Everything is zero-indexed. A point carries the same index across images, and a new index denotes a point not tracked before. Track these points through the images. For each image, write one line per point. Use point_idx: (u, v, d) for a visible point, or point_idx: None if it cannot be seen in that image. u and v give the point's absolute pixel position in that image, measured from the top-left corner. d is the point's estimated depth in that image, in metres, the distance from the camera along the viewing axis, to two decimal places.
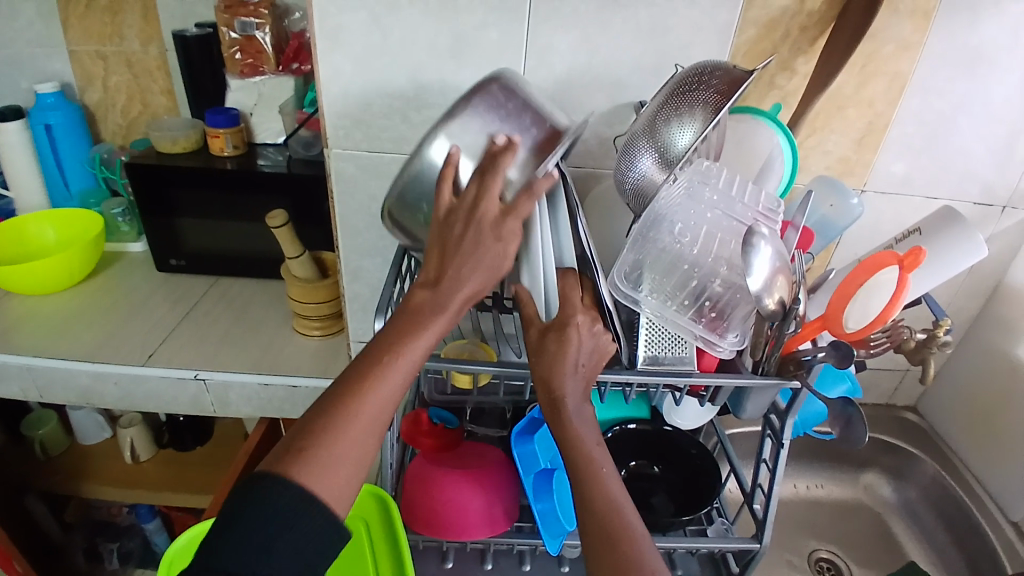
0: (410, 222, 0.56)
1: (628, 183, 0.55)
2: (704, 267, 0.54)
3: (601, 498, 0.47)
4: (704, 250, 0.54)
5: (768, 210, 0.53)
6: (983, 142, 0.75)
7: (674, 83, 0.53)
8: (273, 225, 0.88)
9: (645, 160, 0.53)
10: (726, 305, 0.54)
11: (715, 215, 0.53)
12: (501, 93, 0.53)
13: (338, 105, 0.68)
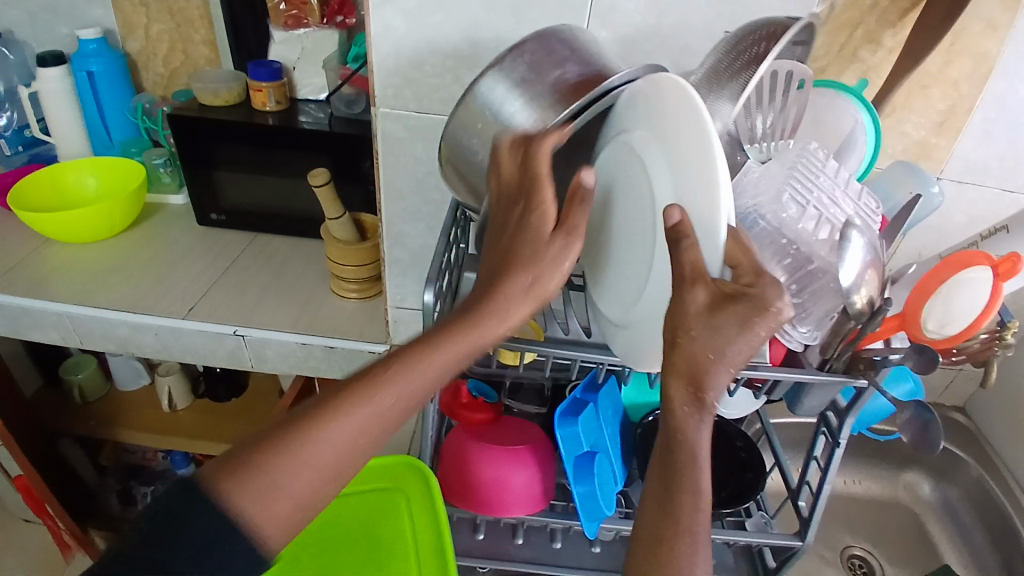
0: (464, 171, 0.54)
1: None
2: (805, 245, 0.45)
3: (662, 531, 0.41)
4: (809, 228, 0.45)
5: (868, 210, 0.48)
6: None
7: (727, 42, 0.51)
8: (315, 184, 0.86)
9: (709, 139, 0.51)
10: (811, 292, 0.46)
11: (818, 196, 0.46)
12: (570, 37, 0.51)
13: (388, 64, 0.65)
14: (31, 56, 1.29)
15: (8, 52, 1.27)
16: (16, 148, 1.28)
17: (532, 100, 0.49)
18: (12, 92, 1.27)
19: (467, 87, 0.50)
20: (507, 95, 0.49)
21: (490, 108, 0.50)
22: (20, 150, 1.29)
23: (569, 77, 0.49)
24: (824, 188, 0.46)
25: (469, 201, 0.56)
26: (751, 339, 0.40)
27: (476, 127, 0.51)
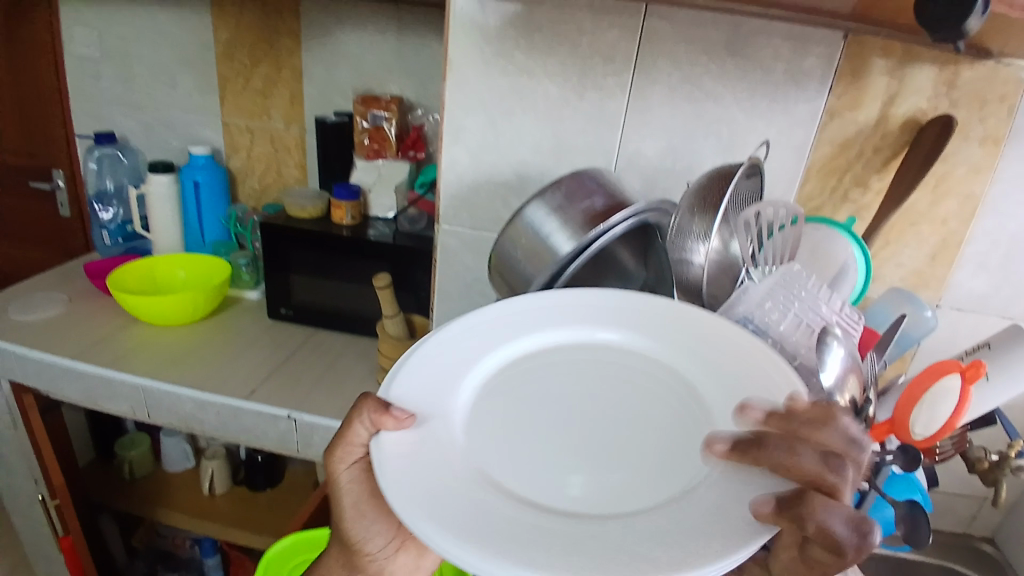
0: (510, 276, 0.64)
1: (687, 272, 0.62)
2: (791, 344, 0.54)
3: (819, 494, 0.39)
4: (789, 330, 0.54)
5: (848, 318, 0.58)
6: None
7: (708, 177, 0.63)
8: (379, 286, 0.99)
9: (700, 248, 0.60)
10: None
11: (800, 305, 0.55)
12: (599, 175, 0.64)
13: (451, 191, 0.80)
14: (141, 161, 1.58)
15: (125, 157, 1.57)
16: (116, 240, 1.55)
17: (568, 222, 0.60)
18: (121, 191, 1.56)
19: (515, 213, 0.63)
20: (547, 217, 0.61)
21: (531, 227, 0.62)
22: (119, 242, 1.56)
23: (593, 199, 0.61)
24: (807, 300, 0.56)
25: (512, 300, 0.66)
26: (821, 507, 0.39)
27: (519, 241, 0.62)
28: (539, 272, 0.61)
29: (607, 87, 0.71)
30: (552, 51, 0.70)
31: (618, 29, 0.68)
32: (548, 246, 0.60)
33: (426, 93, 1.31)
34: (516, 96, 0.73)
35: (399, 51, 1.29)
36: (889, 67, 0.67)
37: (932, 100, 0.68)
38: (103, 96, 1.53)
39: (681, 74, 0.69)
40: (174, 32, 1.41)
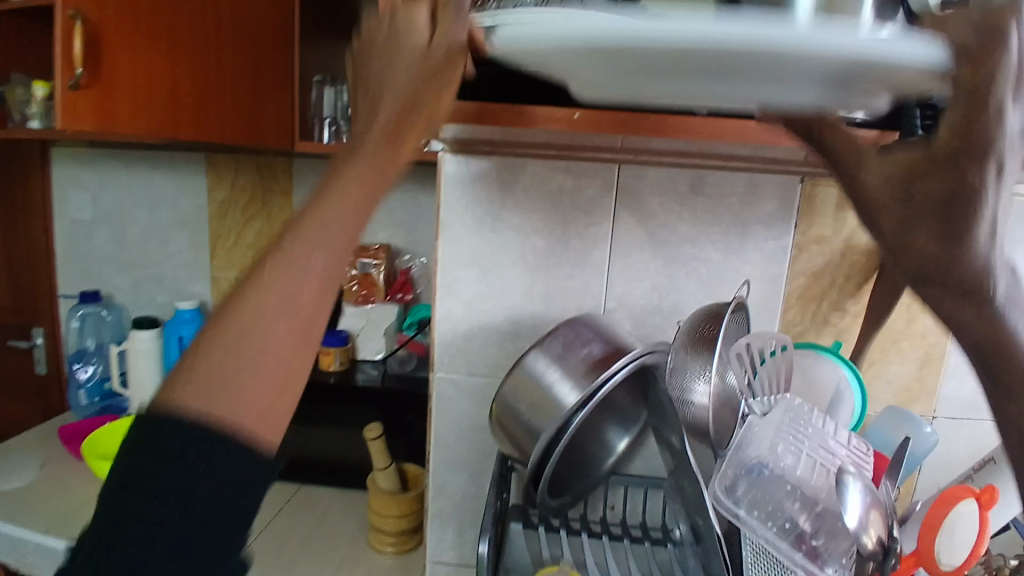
0: (512, 427, 0.64)
1: (689, 411, 0.62)
2: (809, 485, 0.53)
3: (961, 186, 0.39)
4: (805, 473, 0.54)
5: (859, 454, 0.57)
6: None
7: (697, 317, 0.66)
8: (369, 436, 0.99)
9: (700, 387, 0.62)
10: (825, 529, 0.53)
11: (810, 445, 0.56)
12: (593, 323, 0.66)
13: (445, 339, 0.81)
14: (127, 317, 1.58)
15: (109, 313, 1.57)
16: (92, 399, 1.50)
17: (567, 372, 0.61)
18: (102, 348, 1.54)
19: (517, 361, 0.64)
20: (549, 367, 0.62)
21: (535, 377, 0.63)
22: (95, 400, 1.50)
23: (589, 343, 0.63)
24: (816, 439, 0.56)
25: (513, 452, 0.65)
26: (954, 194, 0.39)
27: (523, 392, 0.63)
28: (544, 423, 0.60)
29: (589, 237, 0.77)
30: (536, 208, 0.76)
31: (594, 187, 0.75)
32: (553, 394, 0.61)
33: (414, 239, 1.37)
34: (505, 248, 0.77)
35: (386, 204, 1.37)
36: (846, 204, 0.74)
37: None
38: (91, 256, 1.56)
39: (655, 221, 0.75)
40: (171, 195, 1.48)
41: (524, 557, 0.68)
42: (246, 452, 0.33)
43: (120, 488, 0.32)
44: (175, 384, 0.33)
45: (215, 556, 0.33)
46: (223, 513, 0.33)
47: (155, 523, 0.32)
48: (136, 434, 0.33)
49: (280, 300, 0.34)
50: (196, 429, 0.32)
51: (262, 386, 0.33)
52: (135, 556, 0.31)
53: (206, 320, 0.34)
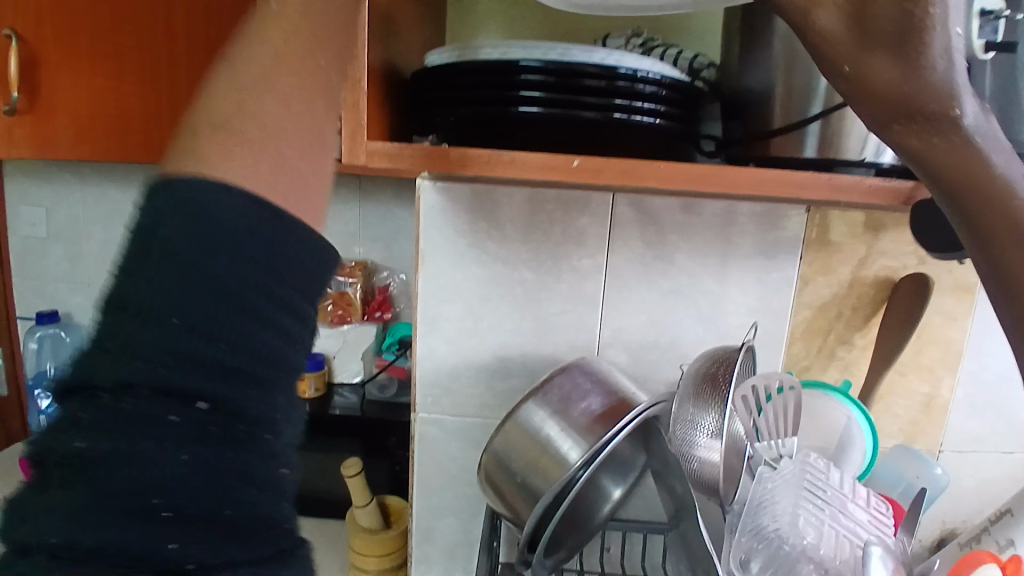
0: (503, 485, 0.58)
1: (693, 463, 0.57)
2: (830, 563, 0.53)
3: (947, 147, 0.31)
4: (829, 552, 0.54)
5: (880, 521, 0.56)
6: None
7: (704, 362, 0.61)
8: (348, 474, 0.92)
9: (705, 439, 0.56)
10: None
11: (830, 515, 0.55)
12: (590, 372, 0.61)
13: (430, 378, 0.75)
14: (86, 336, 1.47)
15: (68, 332, 1.46)
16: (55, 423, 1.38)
17: (567, 427, 0.56)
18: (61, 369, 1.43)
19: (509, 412, 0.59)
20: (546, 421, 0.57)
21: (530, 430, 0.57)
22: None
23: (585, 394, 0.59)
24: (835, 508, 0.56)
25: (505, 510, 0.59)
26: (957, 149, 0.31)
27: (518, 446, 0.57)
28: (543, 483, 0.55)
29: (583, 269, 0.72)
30: (525, 239, 0.71)
31: (587, 217, 0.70)
32: (550, 454, 0.55)
33: (393, 255, 1.31)
34: (494, 283, 0.72)
35: (362, 220, 1.30)
36: (854, 233, 0.70)
37: (899, 259, 0.70)
38: (46, 275, 1.46)
39: (654, 251, 0.71)
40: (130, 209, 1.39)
41: None
42: (298, 228, 0.27)
43: (136, 277, 0.25)
44: (187, 158, 0.26)
45: (271, 355, 0.27)
46: (274, 307, 0.27)
47: (188, 321, 0.25)
48: (149, 210, 0.26)
49: (288, 69, 0.29)
50: (243, 193, 0.26)
51: (286, 169, 0.28)
52: (172, 370, 0.25)
53: (202, 94, 0.28)
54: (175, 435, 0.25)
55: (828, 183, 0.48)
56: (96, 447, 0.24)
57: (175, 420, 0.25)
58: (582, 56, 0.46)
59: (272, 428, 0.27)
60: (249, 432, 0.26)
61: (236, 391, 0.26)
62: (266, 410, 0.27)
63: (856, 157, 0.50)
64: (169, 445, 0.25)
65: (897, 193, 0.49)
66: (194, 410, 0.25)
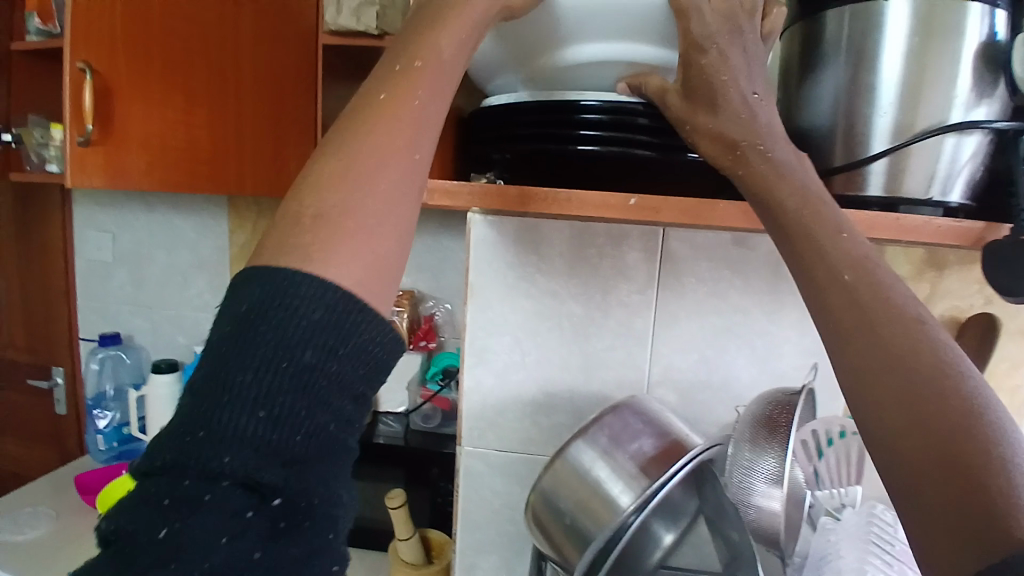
0: (550, 526, 0.57)
1: (749, 511, 0.55)
2: None
3: (841, 259, 0.37)
4: None
5: None
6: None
7: (760, 404, 0.59)
8: (391, 505, 0.92)
9: (763, 486, 0.54)
10: None
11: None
12: (639, 412, 0.60)
13: (476, 411, 0.75)
14: (145, 357, 1.54)
15: (129, 354, 1.54)
16: (110, 443, 1.43)
17: (617, 470, 0.55)
18: (120, 390, 1.50)
19: (558, 451, 0.58)
20: (595, 461, 0.56)
21: (581, 471, 0.56)
22: (113, 444, 1.44)
23: (634, 434, 0.58)
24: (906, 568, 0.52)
25: (551, 552, 0.58)
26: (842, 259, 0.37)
27: (568, 486, 0.56)
28: (594, 527, 0.53)
29: (632, 304, 0.71)
30: (574, 273, 0.71)
31: (637, 251, 0.70)
32: (601, 496, 0.54)
33: (438, 285, 1.33)
34: (542, 316, 0.72)
35: (410, 249, 1.33)
36: (918, 271, 0.67)
37: (968, 299, 0.67)
38: (113, 298, 1.55)
39: (706, 287, 0.69)
40: (192, 238, 1.46)
41: None
42: (379, 323, 0.31)
43: (232, 367, 0.28)
44: (288, 236, 0.31)
45: (337, 445, 0.31)
46: (349, 398, 0.30)
47: (274, 416, 0.28)
48: (243, 300, 0.29)
49: (392, 168, 0.33)
50: (327, 294, 0.30)
51: (384, 257, 0.32)
52: (251, 460, 0.28)
53: (308, 179, 0.33)
54: (250, 526, 0.28)
55: (898, 223, 0.48)
56: (179, 537, 0.27)
57: (251, 513, 0.29)
58: (635, 98, 0.47)
59: (331, 516, 0.31)
60: (312, 520, 0.30)
61: (302, 480, 0.29)
62: (329, 496, 0.31)
63: (923, 196, 0.48)
64: (242, 530, 0.28)
65: (967, 235, 0.47)
66: (266, 504, 0.29)
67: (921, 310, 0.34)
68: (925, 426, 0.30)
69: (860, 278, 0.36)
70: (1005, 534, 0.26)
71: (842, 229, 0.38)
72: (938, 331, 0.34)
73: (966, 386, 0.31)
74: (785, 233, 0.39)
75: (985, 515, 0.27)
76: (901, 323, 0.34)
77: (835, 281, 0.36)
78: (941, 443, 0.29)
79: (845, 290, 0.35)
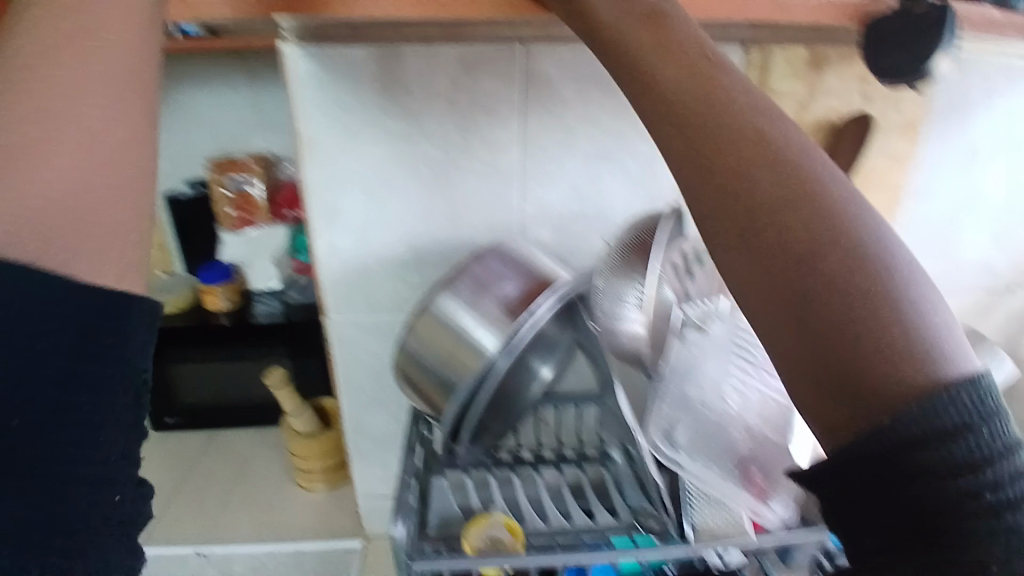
0: (420, 382, 0.54)
1: (619, 335, 0.54)
2: (750, 426, 0.53)
3: (684, 88, 0.30)
4: (751, 413, 0.53)
5: None
6: (992, 233, 0.75)
7: (631, 231, 0.56)
8: (272, 384, 0.88)
9: (630, 311, 0.53)
10: (770, 466, 0.53)
11: (756, 377, 0.54)
12: (504, 257, 0.56)
13: (337, 277, 0.68)
14: None
15: None
16: None
17: (482, 314, 0.51)
18: None
19: (422, 305, 0.53)
20: (461, 310, 0.52)
21: (445, 323, 0.52)
22: None
23: (501, 278, 0.54)
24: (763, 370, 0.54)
25: (425, 407, 0.55)
26: (696, 85, 0.30)
27: (431, 339, 0.53)
28: (461, 376, 0.51)
29: (496, 140, 0.63)
30: (426, 109, 0.61)
31: (489, 79, 0.60)
32: (465, 345, 0.51)
33: None
34: (395, 164, 0.63)
35: (250, 103, 1.10)
36: (791, 72, 0.63)
37: (840, 98, 0.65)
38: None
39: (576, 110, 0.62)
40: None
41: (453, 508, 0.62)
42: (78, 290, 0.29)
43: None
44: None
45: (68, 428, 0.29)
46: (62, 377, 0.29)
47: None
48: None
49: (94, 91, 0.31)
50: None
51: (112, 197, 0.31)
52: None
53: None
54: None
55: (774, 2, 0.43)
56: None
57: None
58: None
59: (85, 490, 0.29)
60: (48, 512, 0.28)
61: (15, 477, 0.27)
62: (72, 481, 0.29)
63: None
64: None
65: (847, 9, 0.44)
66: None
67: (778, 131, 0.29)
68: (793, 282, 0.27)
69: (716, 110, 0.30)
70: (881, 389, 0.25)
71: (686, 47, 0.32)
72: (798, 151, 0.29)
73: (832, 216, 0.28)
74: (622, 68, 0.33)
75: (864, 374, 0.26)
76: (769, 152, 0.29)
77: (682, 120, 0.30)
78: (814, 306, 0.27)
79: (690, 128, 0.30)
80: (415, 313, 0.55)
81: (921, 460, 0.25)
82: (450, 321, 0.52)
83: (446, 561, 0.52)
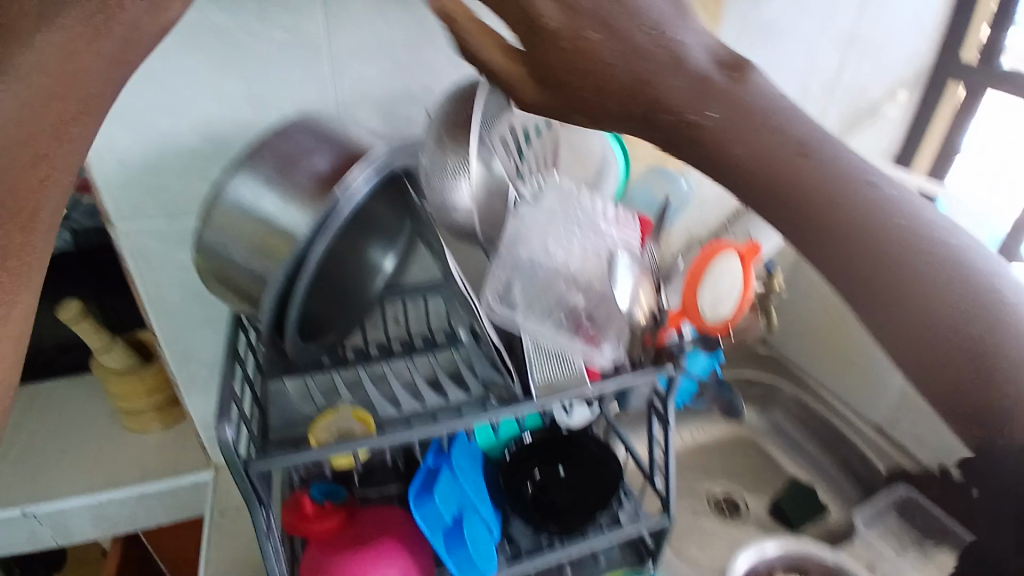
0: (228, 279, 0.48)
1: (449, 210, 0.52)
2: (581, 278, 0.53)
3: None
4: (581, 264, 0.53)
5: (630, 227, 0.56)
6: (802, 90, 0.82)
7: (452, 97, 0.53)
8: (64, 319, 0.74)
9: (459, 182, 0.50)
10: (600, 314, 0.54)
11: (582, 231, 0.53)
12: (308, 132, 0.49)
13: (112, 175, 0.57)
14: None
15: None
16: None
17: (290, 195, 0.46)
18: None
19: (217, 192, 0.47)
20: (260, 192, 0.46)
21: (247, 208, 0.46)
22: None
23: (305, 154, 0.47)
24: (588, 224, 0.54)
25: (240, 306, 0.50)
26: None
27: (231, 228, 0.47)
28: (269, 264, 0.46)
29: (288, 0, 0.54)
30: None
31: None
32: (270, 229, 0.45)
33: None
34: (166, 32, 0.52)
35: None
36: None
37: None
38: None
39: None
40: None
41: (296, 409, 0.58)
42: None
43: None
44: None
45: None
46: None
47: None
48: None
49: None
50: None
51: None
52: None
53: None
54: None
55: None
56: None
57: None
58: None
59: None
60: None
61: None
62: None
63: None
64: None
65: None
66: None
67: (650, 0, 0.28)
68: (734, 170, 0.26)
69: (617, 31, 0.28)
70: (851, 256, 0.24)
71: None
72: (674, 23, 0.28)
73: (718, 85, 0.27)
74: None
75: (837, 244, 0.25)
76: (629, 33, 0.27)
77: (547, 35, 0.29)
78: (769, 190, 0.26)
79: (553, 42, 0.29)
80: (209, 202, 0.48)
81: (929, 303, 0.23)
82: (253, 207, 0.46)
83: (292, 458, 0.47)
